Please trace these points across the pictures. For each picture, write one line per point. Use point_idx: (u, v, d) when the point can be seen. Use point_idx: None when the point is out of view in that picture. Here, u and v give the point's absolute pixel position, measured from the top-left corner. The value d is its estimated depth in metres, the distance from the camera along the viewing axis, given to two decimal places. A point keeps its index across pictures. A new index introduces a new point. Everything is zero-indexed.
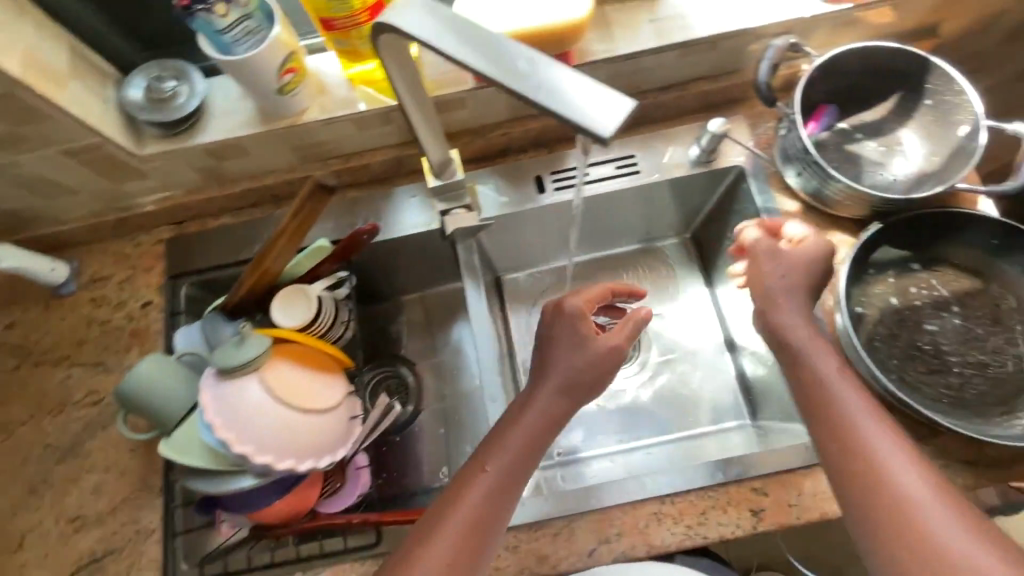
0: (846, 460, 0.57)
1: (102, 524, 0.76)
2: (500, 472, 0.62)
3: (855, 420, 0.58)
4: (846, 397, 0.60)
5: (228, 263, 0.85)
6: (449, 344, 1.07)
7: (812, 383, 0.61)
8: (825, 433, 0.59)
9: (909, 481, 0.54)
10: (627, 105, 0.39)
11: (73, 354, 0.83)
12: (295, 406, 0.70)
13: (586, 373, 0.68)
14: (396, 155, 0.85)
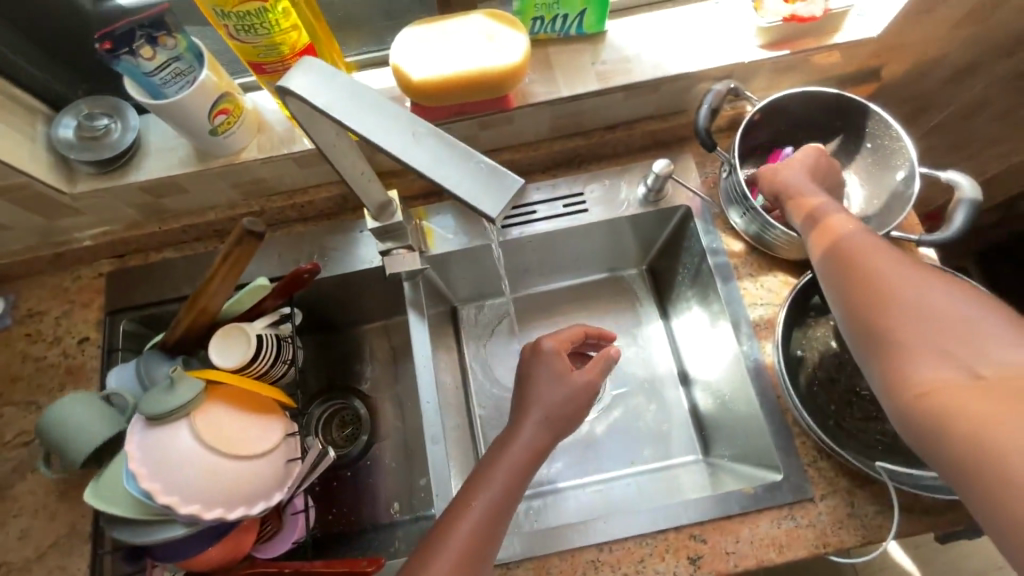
0: (864, 297, 0.58)
1: (25, 572, 0.73)
2: (463, 551, 0.58)
3: (876, 259, 0.59)
4: (870, 242, 0.61)
5: (169, 299, 0.83)
6: (403, 375, 1.06)
7: (837, 238, 0.63)
8: (839, 276, 0.61)
9: (923, 299, 0.54)
10: (514, 184, 0.39)
11: (5, 392, 0.81)
12: (226, 452, 0.68)
13: (566, 407, 0.69)
14: (341, 191, 0.84)
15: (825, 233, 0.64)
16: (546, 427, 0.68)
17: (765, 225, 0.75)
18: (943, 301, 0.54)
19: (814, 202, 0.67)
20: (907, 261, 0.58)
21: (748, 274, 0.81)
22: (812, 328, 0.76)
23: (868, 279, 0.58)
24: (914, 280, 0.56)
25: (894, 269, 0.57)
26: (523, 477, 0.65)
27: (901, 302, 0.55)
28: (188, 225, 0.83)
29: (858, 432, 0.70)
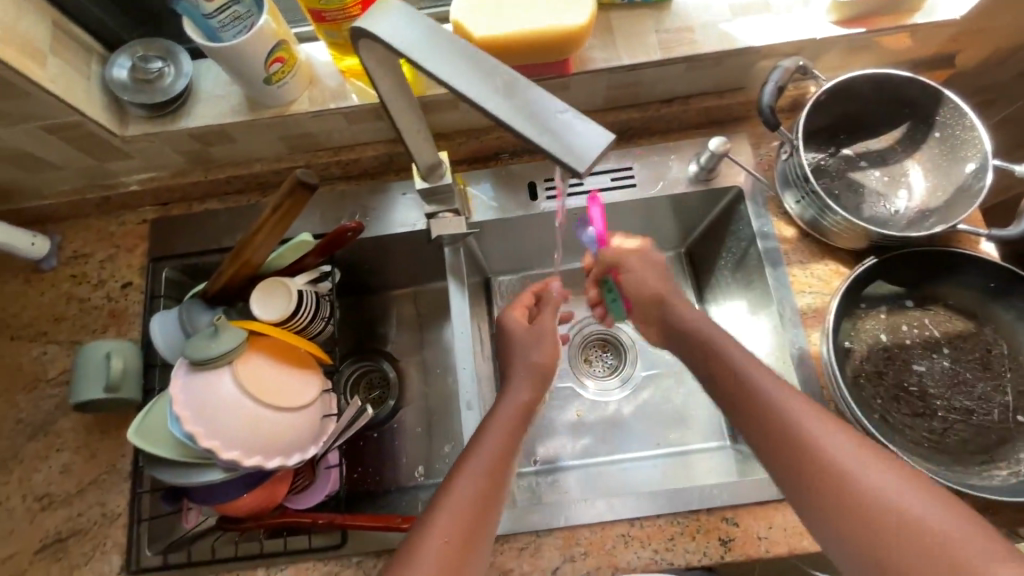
0: (787, 454, 0.56)
1: (68, 504, 0.75)
2: (471, 500, 0.57)
3: (796, 419, 0.57)
4: (804, 417, 0.57)
5: (211, 250, 0.84)
6: (431, 343, 1.06)
7: (754, 397, 0.61)
8: (764, 440, 0.58)
9: (842, 455, 0.53)
10: (604, 138, 0.38)
11: (50, 331, 0.82)
12: (266, 403, 0.69)
13: (546, 361, 0.74)
14: (387, 151, 0.83)
15: (737, 391, 0.63)
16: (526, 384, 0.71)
17: (823, 211, 0.73)
18: (872, 472, 0.52)
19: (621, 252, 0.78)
20: (823, 421, 0.57)
21: (798, 261, 0.79)
22: (862, 320, 0.74)
23: (797, 448, 0.56)
24: (836, 442, 0.54)
25: (815, 432, 0.56)
26: (517, 427, 0.66)
27: (837, 479, 0.52)
28: (232, 176, 0.83)
29: (903, 427, 0.69)
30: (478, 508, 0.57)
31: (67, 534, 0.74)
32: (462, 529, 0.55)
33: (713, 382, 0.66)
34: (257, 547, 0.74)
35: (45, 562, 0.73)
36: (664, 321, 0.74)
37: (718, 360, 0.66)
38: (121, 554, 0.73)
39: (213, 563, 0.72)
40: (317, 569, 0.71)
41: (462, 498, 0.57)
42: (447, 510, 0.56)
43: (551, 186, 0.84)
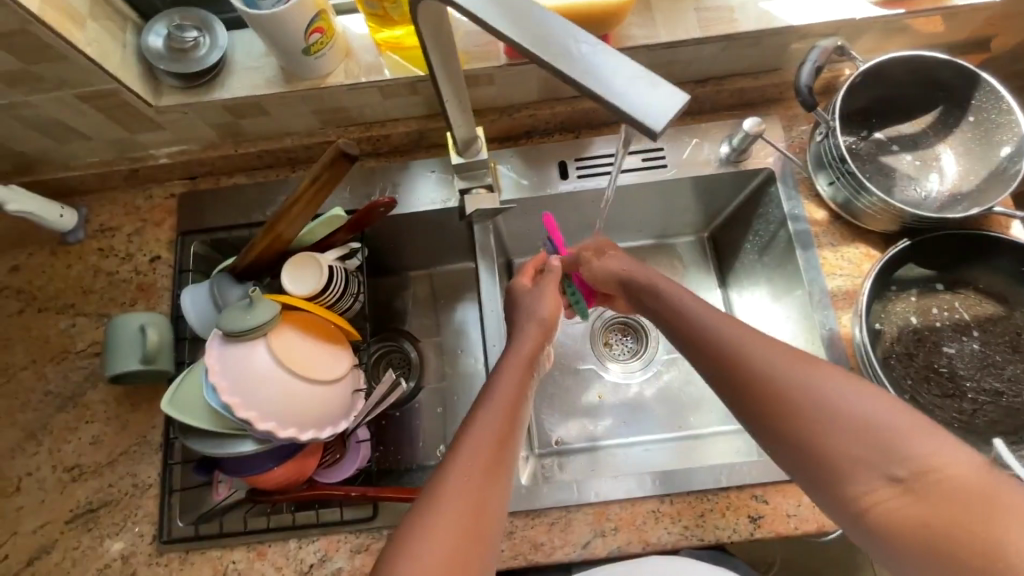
0: (765, 407, 0.54)
1: (99, 475, 0.75)
2: (490, 449, 0.53)
3: (740, 346, 0.57)
4: (778, 365, 0.55)
5: (240, 224, 0.83)
6: (452, 324, 1.05)
7: (699, 334, 0.60)
8: (712, 372, 0.59)
9: (825, 399, 0.52)
10: (681, 100, 0.37)
11: (78, 303, 0.82)
12: (299, 375, 0.69)
13: (553, 316, 0.68)
14: (419, 127, 0.82)
15: (682, 326, 0.62)
16: (528, 343, 0.64)
17: (858, 192, 0.73)
18: (814, 383, 0.53)
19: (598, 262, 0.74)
20: (762, 342, 0.57)
21: (829, 243, 0.79)
22: (892, 302, 0.75)
23: (742, 376, 0.56)
24: (777, 361, 0.55)
25: (757, 354, 0.56)
26: (526, 379, 0.60)
27: (782, 399, 0.54)
28: (263, 151, 0.83)
29: (934, 408, 0.69)
30: (492, 458, 0.53)
31: (98, 505, 0.74)
32: (482, 479, 0.52)
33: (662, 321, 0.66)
34: (288, 519, 0.73)
35: (77, 532, 0.73)
36: (623, 280, 0.71)
37: (664, 304, 0.65)
38: (153, 524, 0.73)
39: (246, 535, 0.72)
40: (349, 541, 0.72)
41: (481, 445, 0.53)
42: (468, 458, 0.52)
43: (582, 165, 0.84)
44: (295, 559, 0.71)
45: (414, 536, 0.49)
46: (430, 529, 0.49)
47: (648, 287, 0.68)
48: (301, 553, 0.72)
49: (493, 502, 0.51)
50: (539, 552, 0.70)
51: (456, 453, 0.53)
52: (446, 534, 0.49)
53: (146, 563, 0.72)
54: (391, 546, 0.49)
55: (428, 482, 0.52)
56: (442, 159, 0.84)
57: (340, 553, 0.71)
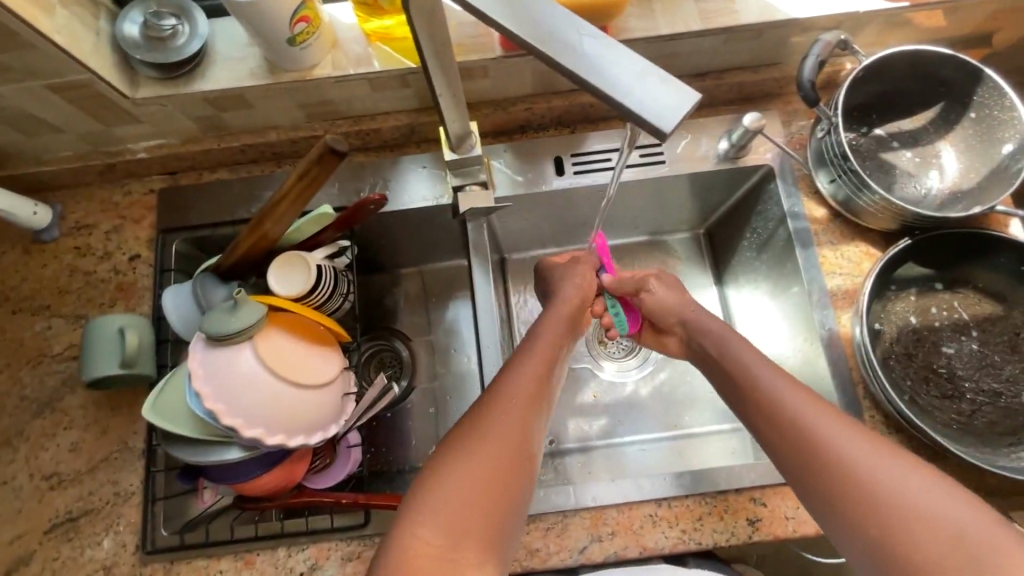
0: (823, 479, 0.52)
1: (79, 483, 0.73)
2: (524, 402, 0.59)
3: (802, 415, 0.56)
4: (838, 436, 0.54)
5: (224, 222, 0.80)
6: (444, 322, 1.03)
7: (763, 399, 0.60)
8: (773, 440, 0.58)
9: (889, 479, 0.50)
10: (692, 100, 0.36)
11: (54, 304, 0.79)
12: (287, 380, 0.67)
13: (582, 297, 0.75)
14: (410, 121, 0.80)
15: (746, 392, 0.62)
16: (557, 327, 0.70)
17: (859, 191, 0.72)
18: (878, 464, 0.51)
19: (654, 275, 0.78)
20: (827, 416, 0.56)
21: (828, 242, 0.78)
22: (892, 302, 0.74)
23: (802, 444, 0.55)
24: (841, 435, 0.54)
25: (820, 425, 0.55)
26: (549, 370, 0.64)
27: (842, 474, 0.51)
28: (248, 145, 0.79)
29: (933, 409, 0.69)
30: (523, 412, 0.58)
31: (78, 514, 0.72)
32: (515, 427, 0.57)
33: (726, 385, 0.66)
34: (276, 527, 0.71)
35: (55, 542, 0.70)
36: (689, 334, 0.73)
37: (728, 368, 0.66)
38: (135, 534, 0.71)
39: (233, 543, 0.70)
40: (339, 549, 0.70)
41: (516, 399, 0.59)
42: (504, 407, 0.58)
43: (578, 161, 0.82)
44: (284, 567, 0.69)
45: (451, 465, 0.53)
46: (467, 460, 0.53)
47: (711, 349, 0.69)
48: (290, 562, 0.70)
49: (525, 450, 0.56)
50: (535, 558, 0.68)
51: (492, 402, 0.59)
52: (481, 465, 0.53)
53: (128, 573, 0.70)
54: (427, 474, 0.54)
55: (465, 423, 0.58)
56: (434, 154, 0.82)
57: (331, 561, 0.69)
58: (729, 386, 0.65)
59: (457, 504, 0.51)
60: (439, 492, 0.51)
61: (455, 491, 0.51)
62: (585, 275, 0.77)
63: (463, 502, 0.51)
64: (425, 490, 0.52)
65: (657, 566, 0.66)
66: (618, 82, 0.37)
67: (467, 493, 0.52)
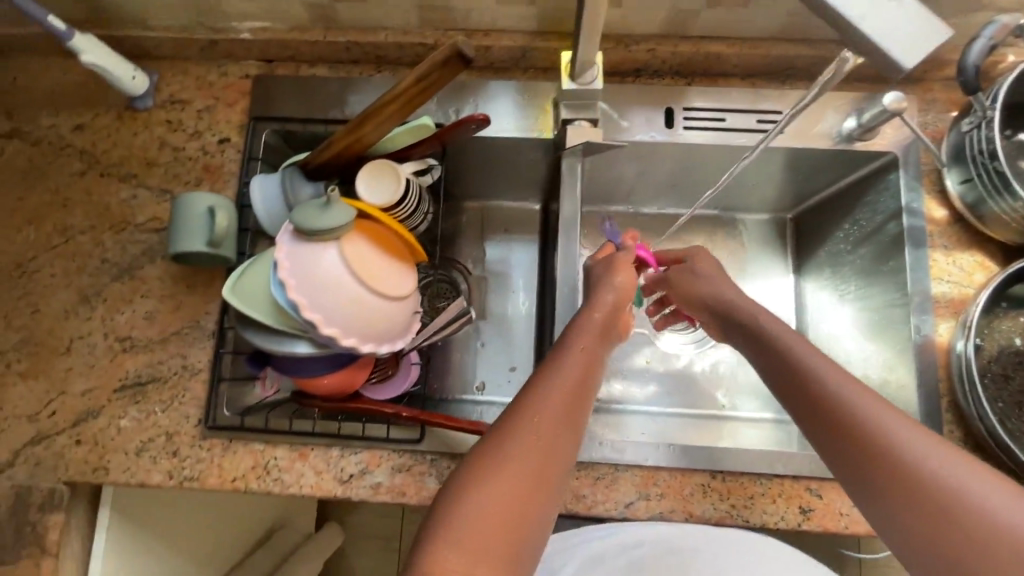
0: (868, 470, 0.49)
1: (150, 351, 0.75)
2: (546, 429, 0.51)
3: (851, 398, 0.52)
4: (885, 420, 0.49)
5: (317, 120, 0.79)
6: (504, 262, 1.01)
7: (812, 381, 0.55)
8: (819, 429, 0.53)
9: (944, 476, 0.45)
10: (941, 37, 0.39)
11: (141, 174, 0.79)
12: (364, 284, 0.66)
13: (621, 299, 0.66)
14: (524, 43, 0.76)
15: (789, 376, 0.57)
16: (589, 337, 0.60)
17: (993, 194, 0.67)
18: (937, 460, 0.46)
19: (697, 283, 0.71)
20: (881, 405, 0.51)
21: (942, 245, 0.73)
22: (999, 319, 0.70)
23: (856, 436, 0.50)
24: (892, 420, 0.49)
25: (868, 409, 0.50)
26: (576, 394, 0.55)
27: (894, 467, 0.47)
28: (353, 42, 0.77)
29: (1021, 435, 0.66)
30: (546, 438, 0.51)
31: (146, 380, 0.74)
32: (535, 457, 0.50)
33: (765, 358, 0.61)
34: (333, 428, 0.73)
35: (124, 401, 0.73)
36: (729, 315, 0.67)
37: (777, 349, 0.60)
38: (198, 408, 0.73)
39: (292, 434, 0.72)
40: (390, 460, 0.71)
41: (540, 427, 0.51)
42: (523, 440, 0.50)
43: (691, 115, 0.77)
44: (335, 465, 0.71)
45: (470, 495, 0.48)
46: (473, 508, 0.47)
47: (755, 326, 0.63)
48: (342, 462, 0.71)
49: (543, 483, 0.49)
50: (580, 504, 0.69)
51: (511, 433, 0.51)
52: (493, 505, 0.47)
53: (188, 444, 0.72)
54: (431, 522, 0.47)
55: (475, 458, 0.50)
56: (541, 83, 0.79)
57: (381, 468, 0.71)
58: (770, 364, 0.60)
59: (465, 552, 0.45)
60: (444, 548, 0.45)
61: (464, 541, 0.46)
62: (625, 271, 0.68)
63: (471, 550, 0.45)
64: (428, 546, 0.46)
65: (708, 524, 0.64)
66: (850, 12, 0.39)
67: (491, 526, 0.46)
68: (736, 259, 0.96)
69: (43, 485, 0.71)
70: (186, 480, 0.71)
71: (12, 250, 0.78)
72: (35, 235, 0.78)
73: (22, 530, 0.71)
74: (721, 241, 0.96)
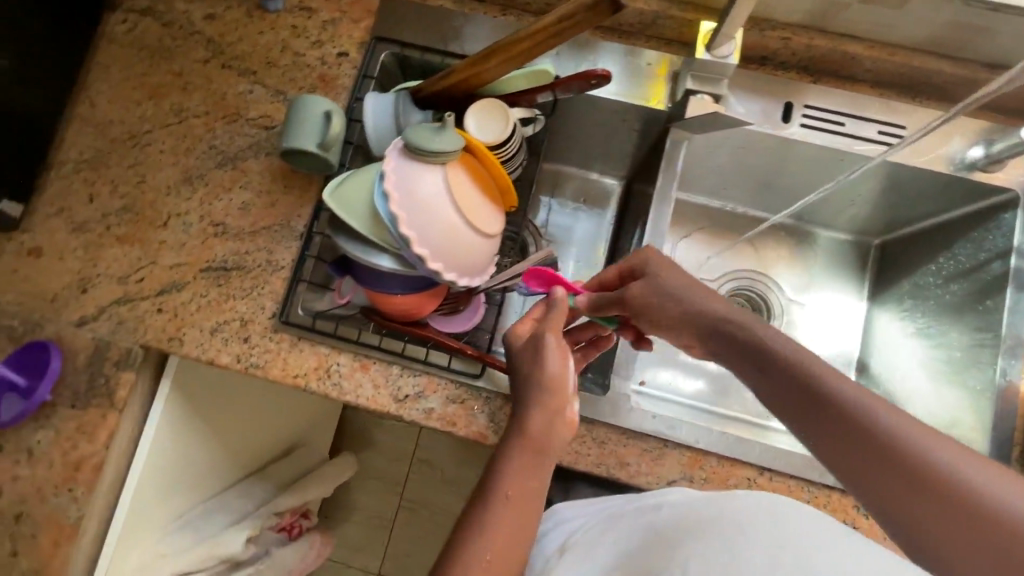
0: (908, 493, 0.44)
1: (240, 241, 0.78)
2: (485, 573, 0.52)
3: (874, 414, 0.46)
4: (912, 432, 0.45)
5: (436, 50, 0.81)
6: (565, 231, 0.97)
7: (825, 398, 0.49)
8: (854, 467, 0.47)
9: (984, 489, 0.41)
10: None
11: (260, 72, 0.82)
12: (460, 214, 0.67)
13: (562, 386, 0.60)
14: (657, 8, 0.76)
15: (800, 398, 0.50)
16: (522, 452, 0.57)
17: None
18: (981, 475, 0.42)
19: (642, 288, 0.62)
20: (903, 419, 0.46)
21: None
22: None
23: (886, 459, 0.45)
24: (920, 433, 0.45)
25: (896, 423, 0.46)
26: (514, 522, 0.54)
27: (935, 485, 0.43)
28: None
29: None
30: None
31: (231, 266, 0.77)
32: None
33: (768, 387, 0.53)
34: (398, 347, 0.75)
35: (207, 282, 0.77)
36: (698, 319, 0.58)
37: (774, 356, 0.53)
38: (275, 302, 0.76)
39: (359, 344, 0.74)
40: (447, 389, 0.73)
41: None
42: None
43: (811, 114, 0.75)
44: (394, 384, 0.73)
45: None
46: None
47: (731, 326, 0.56)
48: (400, 382, 0.73)
49: None
50: (623, 470, 0.69)
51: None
52: None
53: (259, 333, 0.75)
54: None
55: None
56: (666, 57, 0.78)
57: (436, 395, 0.73)
58: (773, 376, 0.52)
59: None
60: None
61: None
62: (557, 359, 0.61)
63: None
64: None
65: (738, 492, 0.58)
66: None
67: None
68: (809, 274, 0.95)
69: (121, 343, 0.75)
70: (252, 366, 0.74)
71: (129, 121, 0.81)
72: (152, 110, 0.82)
73: (95, 380, 0.75)
74: (795, 254, 0.95)
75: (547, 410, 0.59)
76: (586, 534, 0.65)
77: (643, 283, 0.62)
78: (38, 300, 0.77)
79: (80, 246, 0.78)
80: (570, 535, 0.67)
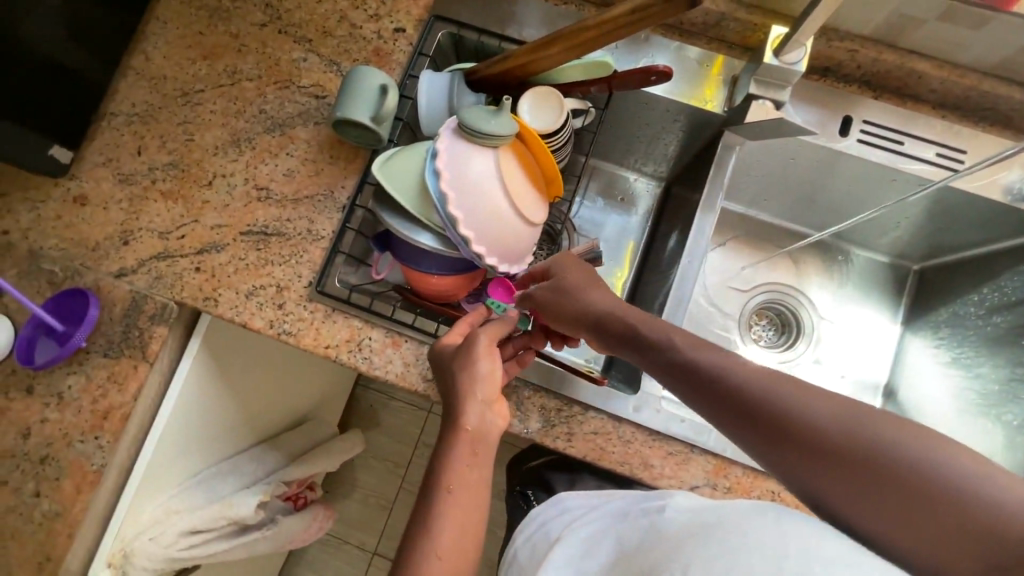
0: (810, 466, 0.44)
1: (282, 207, 0.78)
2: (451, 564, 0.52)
3: (764, 390, 0.46)
4: (797, 400, 0.45)
5: (492, 33, 0.81)
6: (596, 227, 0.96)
7: (719, 383, 0.49)
8: (780, 460, 0.45)
9: (865, 439, 0.42)
10: None
11: (315, 41, 0.82)
12: (506, 198, 0.67)
13: (490, 391, 0.60)
14: (725, 9, 0.75)
15: (699, 387, 0.50)
16: (461, 448, 0.57)
17: None
18: (865, 428, 0.42)
19: (543, 288, 0.65)
20: (787, 386, 0.46)
21: None
22: None
23: (783, 432, 0.45)
24: (804, 396, 0.45)
25: (783, 395, 0.46)
26: (469, 512, 0.55)
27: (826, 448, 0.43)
28: None
29: None
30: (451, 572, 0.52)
31: (271, 232, 0.77)
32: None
33: (691, 388, 0.51)
34: (432, 328, 0.75)
35: (246, 245, 0.77)
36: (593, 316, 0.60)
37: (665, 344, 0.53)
38: (312, 271, 0.76)
39: (393, 320, 0.74)
40: None
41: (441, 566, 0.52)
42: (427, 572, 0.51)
43: (869, 130, 0.74)
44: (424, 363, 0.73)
45: None
46: None
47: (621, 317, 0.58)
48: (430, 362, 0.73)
49: None
50: (646, 471, 0.69)
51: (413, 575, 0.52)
52: None
53: (294, 301, 0.75)
54: None
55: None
56: (725, 60, 0.78)
57: None
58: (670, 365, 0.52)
59: None
60: None
61: None
62: (486, 358, 0.61)
63: None
64: None
65: (743, 500, 0.51)
66: None
67: None
68: (843, 293, 0.94)
69: (157, 298, 0.76)
70: (284, 333, 0.74)
71: (182, 78, 0.82)
72: (205, 70, 0.82)
73: (129, 332, 0.76)
74: (832, 272, 0.94)
75: (480, 401, 0.59)
76: (587, 525, 0.63)
77: (547, 284, 0.65)
78: (79, 248, 0.78)
79: (125, 198, 0.79)
80: (569, 526, 0.66)
